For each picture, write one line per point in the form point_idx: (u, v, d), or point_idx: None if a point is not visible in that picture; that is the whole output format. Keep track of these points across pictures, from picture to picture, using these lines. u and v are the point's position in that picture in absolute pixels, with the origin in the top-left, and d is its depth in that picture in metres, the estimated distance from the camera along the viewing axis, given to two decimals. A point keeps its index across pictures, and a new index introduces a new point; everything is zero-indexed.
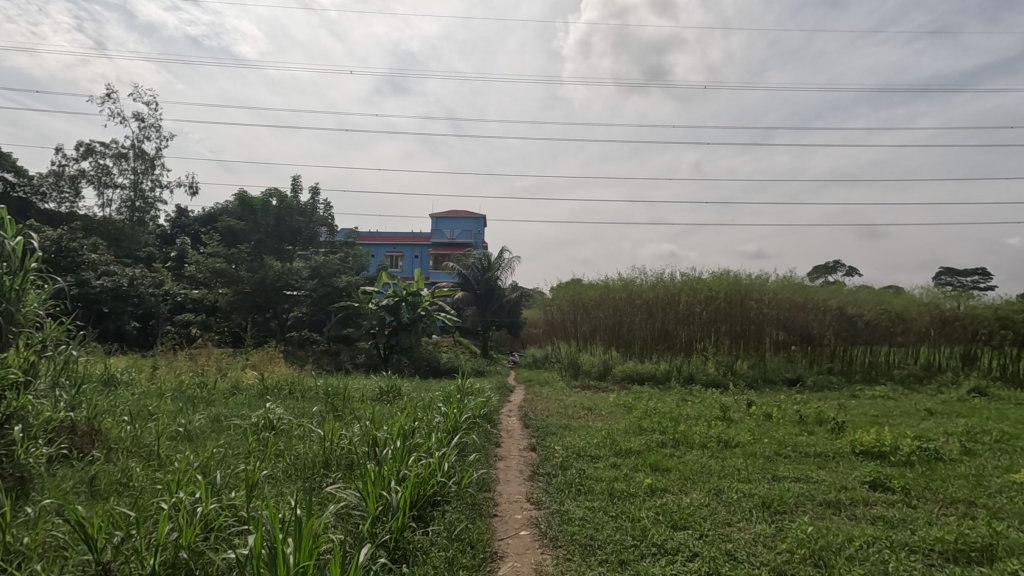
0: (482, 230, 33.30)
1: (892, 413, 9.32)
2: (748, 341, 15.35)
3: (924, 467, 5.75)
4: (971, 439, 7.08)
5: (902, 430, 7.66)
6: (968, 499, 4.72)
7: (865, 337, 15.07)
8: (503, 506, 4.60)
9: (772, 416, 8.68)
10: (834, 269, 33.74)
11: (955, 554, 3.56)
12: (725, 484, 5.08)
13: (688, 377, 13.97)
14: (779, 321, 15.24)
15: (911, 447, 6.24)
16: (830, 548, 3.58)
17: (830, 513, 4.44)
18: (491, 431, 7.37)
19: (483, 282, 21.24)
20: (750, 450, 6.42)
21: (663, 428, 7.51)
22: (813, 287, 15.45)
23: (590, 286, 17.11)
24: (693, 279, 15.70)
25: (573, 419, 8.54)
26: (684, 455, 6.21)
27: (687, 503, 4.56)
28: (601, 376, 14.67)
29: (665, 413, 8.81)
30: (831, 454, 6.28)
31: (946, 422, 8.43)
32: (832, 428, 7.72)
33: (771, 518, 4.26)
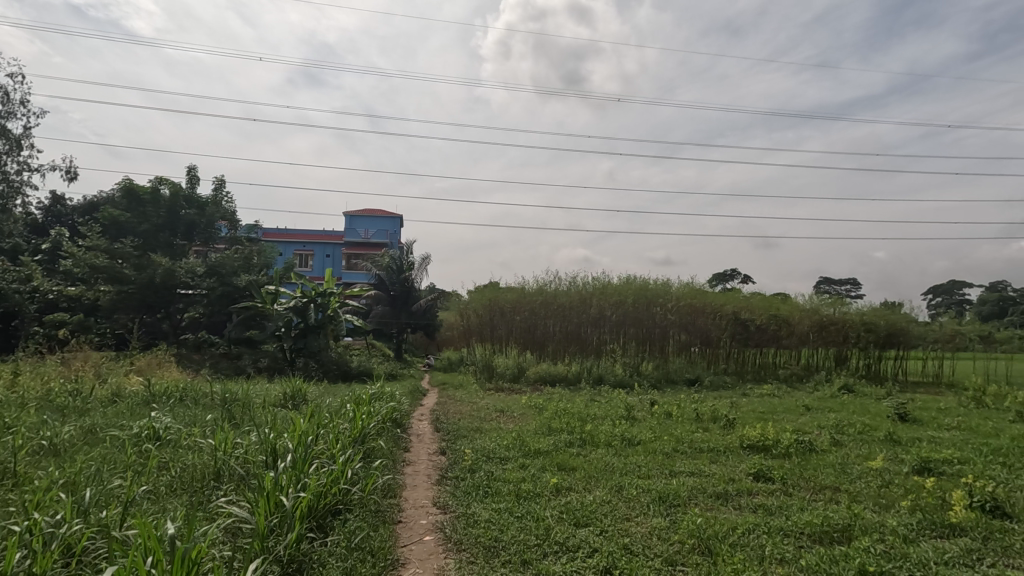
0: (398, 230, 32.66)
1: (777, 409, 10.19)
2: (653, 343, 16.27)
3: (799, 458, 6.34)
4: (839, 432, 7.90)
5: (782, 425, 8.41)
6: (834, 485, 5.27)
7: (755, 339, 16.49)
8: (410, 512, 4.51)
9: (672, 414, 9.22)
10: (730, 276, 36.59)
11: (821, 536, 3.95)
12: (626, 480, 5.31)
13: (597, 378, 14.53)
14: (682, 325, 16.25)
15: (790, 440, 6.87)
16: (716, 537, 3.84)
17: (718, 504, 4.78)
18: (401, 435, 7.22)
19: (399, 282, 20.85)
20: (651, 447, 6.76)
21: (571, 428, 7.74)
22: (712, 293, 16.60)
23: (506, 288, 17.05)
24: (603, 284, 16.33)
25: (485, 422, 8.58)
26: (590, 454, 6.42)
27: (590, 501, 4.70)
28: (515, 377, 14.91)
29: (574, 413, 9.10)
30: (722, 449, 6.76)
31: (820, 416, 9.36)
32: (724, 424, 8.35)
33: (666, 512, 4.51)
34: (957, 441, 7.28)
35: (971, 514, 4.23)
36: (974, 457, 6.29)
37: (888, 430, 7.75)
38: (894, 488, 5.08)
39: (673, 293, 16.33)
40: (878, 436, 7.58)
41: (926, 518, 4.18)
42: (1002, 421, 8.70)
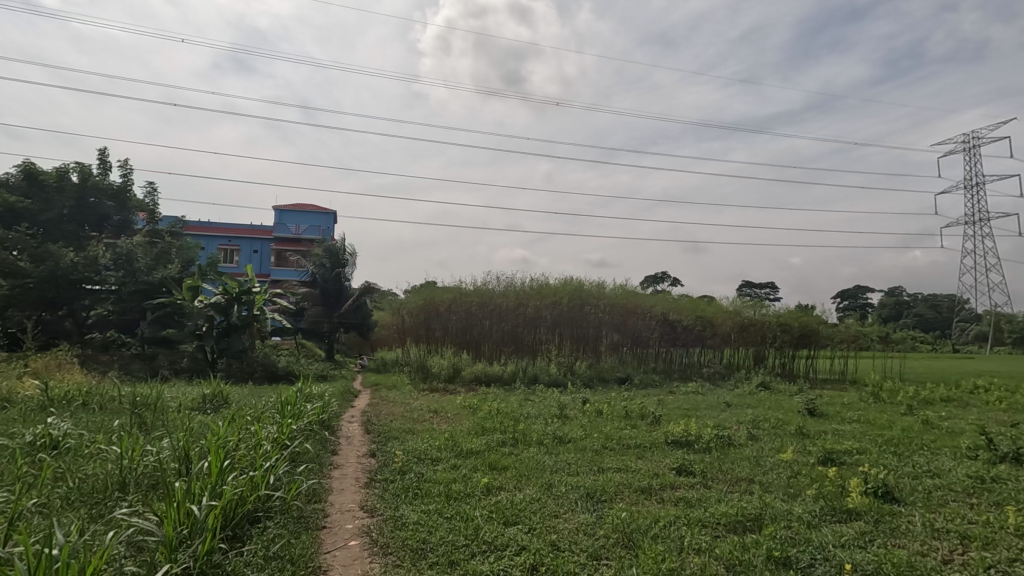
0: (331, 226, 31.67)
1: (700, 406, 10.70)
2: (586, 343, 16.65)
3: (719, 452, 6.68)
4: (755, 427, 8.38)
5: (705, 421, 8.82)
6: (748, 477, 5.60)
7: (682, 339, 17.46)
8: (335, 516, 4.39)
9: (603, 412, 9.49)
10: (661, 278, 38.08)
11: (735, 525, 4.18)
12: (555, 478, 5.41)
13: (532, 377, 14.69)
14: (614, 325, 16.76)
15: (710, 435, 7.23)
16: (639, 530, 3.99)
17: (643, 498, 4.96)
18: (329, 438, 7.00)
19: (334, 279, 20.29)
20: (581, 445, 6.91)
21: (503, 427, 7.78)
22: (643, 295, 17.25)
23: (443, 288, 16.82)
24: (540, 285, 16.54)
25: (418, 423, 8.46)
26: (522, 453, 6.48)
27: (520, 499, 4.74)
28: (450, 378, 14.79)
29: (507, 413, 9.17)
30: (648, 445, 7.03)
31: (739, 412, 9.93)
32: (651, 421, 8.69)
33: (593, 507, 4.63)
34: (857, 433, 7.92)
35: (865, 500, 4.61)
36: (870, 448, 6.86)
37: (798, 425, 8.31)
38: (801, 478, 5.46)
39: (605, 294, 16.80)
40: (789, 430, 8.12)
41: (828, 505, 4.51)
42: (896, 414, 9.54)
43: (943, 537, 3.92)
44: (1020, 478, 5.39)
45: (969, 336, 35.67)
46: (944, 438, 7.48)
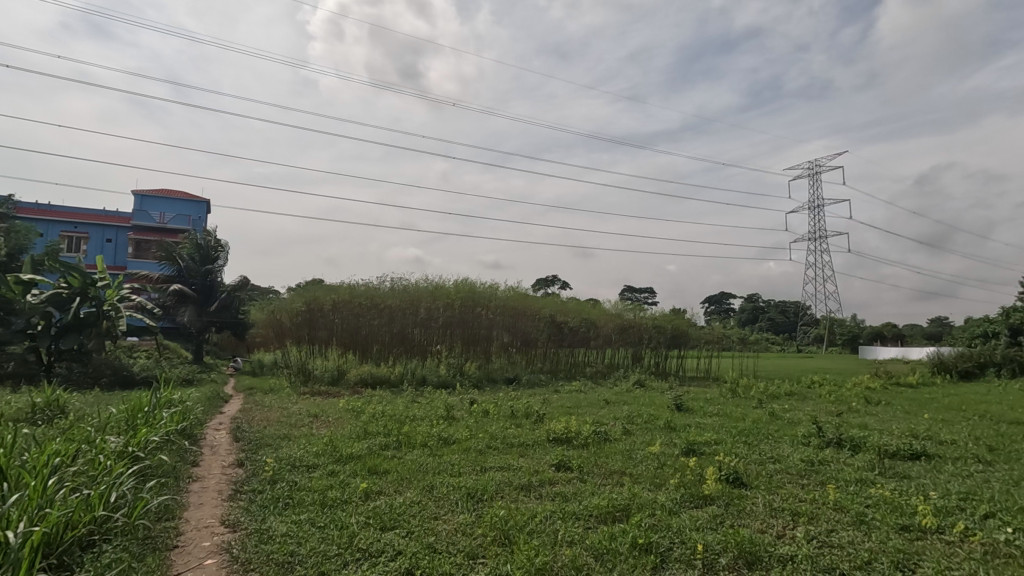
0: (203, 216, 28.77)
1: (581, 403, 11.22)
2: (477, 344, 16.67)
3: (595, 447, 7.04)
4: (629, 422, 8.95)
5: (584, 418, 9.26)
6: (620, 469, 5.95)
7: (568, 340, 18.04)
8: (190, 534, 4.00)
9: (489, 412, 9.62)
10: (551, 281, 39.39)
11: (605, 515, 4.42)
12: (437, 479, 5.37)
13: (420, 380, 14.48)
14: (504, 325, 17.02)
15: (588, 432, 7.61)
16: (516, 527, 4.08)
17: (522, 495, 5.08)
18: (189, 448, 6.36)
19: (200, 274, 18.48)
20: (465, 445, 6.94)
21: (387, 430, 7.58)
22: (532, 298, 17.76)
23: (329, 286, 15.99)
24: (431, 285, 16.35)
25: (294, 428, 7.97)
26: (404, 456, 6.35)
27: (399, 503, 4.65)
28: (334, 380, 14.20)
29: (392, 415, 8.95)
30: (530, 443, 7.23)
31: (616, 408, 10.57)
32: (534, 419, 8.95)
33: (473, 507, 4.66)
34: (715, 425, 8.76)
35: (719, 486, 5.10)
36: (725, 438, 7.61)
37: (667, 419, 9.02)
38: (666, 468, 5.91)
39: (497, 296, 17.01)
40: (659, 424, 8.78)
41: (687, 493, 4.92)
42: (748, 407, 10.72)
43: (778, 515, 4.44)
44: (841, 460, 6.28)
45: (809, 337, 40.94)
46: (785, 427, 8.51)
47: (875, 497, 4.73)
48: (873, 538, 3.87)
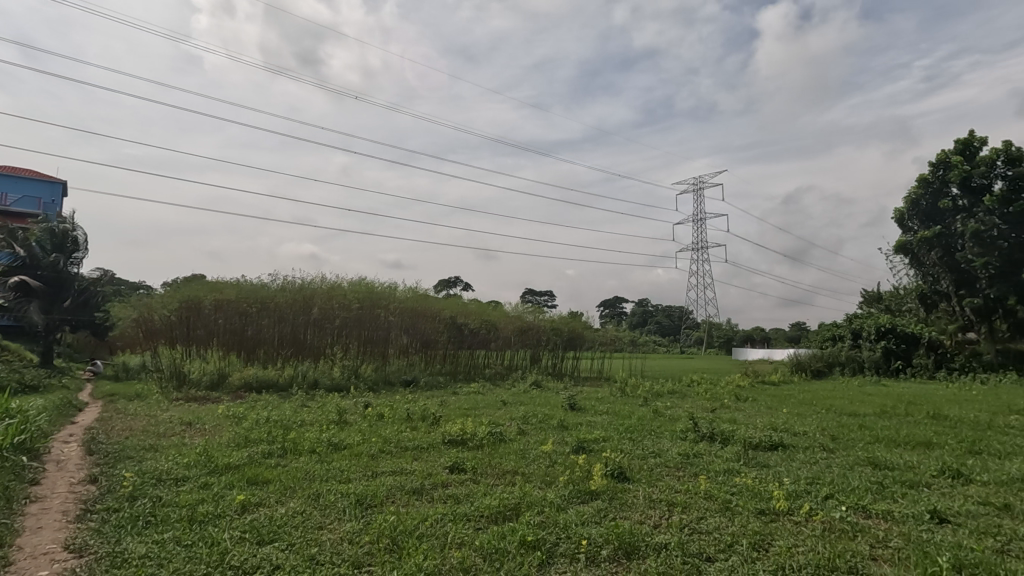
0: (57, 198, 25.77)
1: (478, 405, 11.29)
2: (375, 345, 16.16)
3: (490, 448, 7.12)
4: (525, 422, 9.14)
5: (481, 420, 9.32)
6: (513, 469, 6.06)
7: (468, 341, 18.13)
8: (23, 565, 3.47)
9: (384, 416, 9.37)
10: (453, 282, 39.34)
11: (496, 515, 4.47)
12: (324, 487, 5.13)
13: (312, 383, 13.76)
14: (404, 327, 16.69)
15: (484, 433, 7.67)
16: (405, 532, 4.01)
17: (413, 499, 5.00)
18: (27, 466, 5.52)
19: (48, 265, 16.18)
20: (357, 450, 6.70)
21: (272, 438, 7.11)
22: (433, 299, 17.63)
23: (211, 283, 14.70)
24: (327, 285, 15.62)
25: (163, 438, 7.23)
26: (289, 464, 5.99)
27: (280, 514, 4.38)
28: (213, 385, 13.09)
29: (278, 421, 8.42)
30: (425, 446, 7.15)
31: (512, 409, 10.78)
32: (430, 422, 8.87)
33: (362, 514, 4.51)
34: (605, 423, 9.20)
35: (605, 481, 5.35)
36: (612, 435, 8.01)
37: (560, 418, 9.34)
38: (557, 466, 6.11)
39: (397, 296, 16.65)
40: (553, 423, 9.06)
41: (575, 489, 5.12)
42: (635, 405, 11.40)
43: (656, 506, 4.75)
44: (713, 452, 6.86)
45: (691, 340, 44.37)
46: (666, 423, 9.13)
47: (739, 485, 5.22)
48: (736, 523, 4.26)
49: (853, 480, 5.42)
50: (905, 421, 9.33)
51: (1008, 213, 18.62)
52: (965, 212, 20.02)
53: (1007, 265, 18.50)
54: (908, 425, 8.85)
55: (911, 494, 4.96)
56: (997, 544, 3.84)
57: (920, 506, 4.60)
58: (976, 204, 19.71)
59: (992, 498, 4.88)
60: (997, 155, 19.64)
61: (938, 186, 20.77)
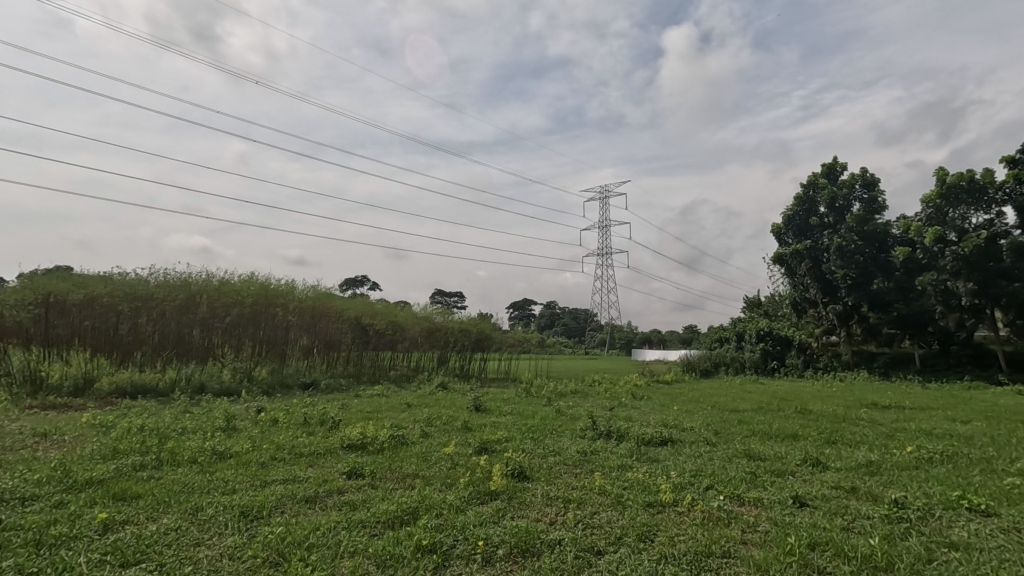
0: None
1: (382, 407, 11.00)
2: (273, 346, 15.23)
3: (391, 451, 6.95)
4: (428, 425, 9.03)
5: (383, 423, 9.08)
6: (413, 472, 5.95)
7: (373, 342, 17.67)
8: None
9: (279, 421, 8.84)
10: (360, 281, 38.20)
11: (393, 520, 4.36)
12: (205, 500, 4.74)
13: (198, 387, 12.67)
14: (303, 326, 15.93)
15: (385, 436, 7.48)
16: (294, 543, 3.80)
17: (305, 508, 4.74)
18: None
19: None
20: (245, 459, 6.27)
21: (145, 448, 6.46)
22: (336, 298, 17.02)
23: (74, 276, 12.84)
24: (215, 280, 14.48)
25: (9, 452, 6.30)
26: (165, 476, 5.47)
27: (150, 532, 3.97)
28: (77, 391, 11.63)
29: (155, 429, 7.67)
30: (321, 451, 6.83)
31: (417, 411, 10.62)
32: (329, 426, 8.50)
33: (246, 526, 4.21)
34: (509, 423, 9.33)
35: (505, 481, 5.41)
36: (515, 435, 8.13)
37: (465, 420, 9.32)
38: (458, 468, 6.09)
39: (295, 295, 15.85)
40: (457, 425, 9.02)
41: (475, 491, 5.11)
42: (539, 405, 11.67)
43: (553, 503, 4.88)
44: (608, 448, 7.18)
45: (595, 341, 46.27)
46: (567, 422, 9.43)
47: (630, 480, 5.50)
48: (626, 516, 4.48)
49: (730, 471, 5.89)
50: (777, 415, 10.31)
51: (863, 230, 21.22)
52: (830, 228, 22.56)
53: (862, 276, 21.03)
54: (779, 419, 9.81)
55: (778, 482, 5.49)
56: (844, 522, 4.35)
57: (784, 492, 5.11)
58: (839, 222, 22.29)
59: (842, 482, 5.53)
60: (855, 180, 22.43)
61: (808, 205, 23.26)
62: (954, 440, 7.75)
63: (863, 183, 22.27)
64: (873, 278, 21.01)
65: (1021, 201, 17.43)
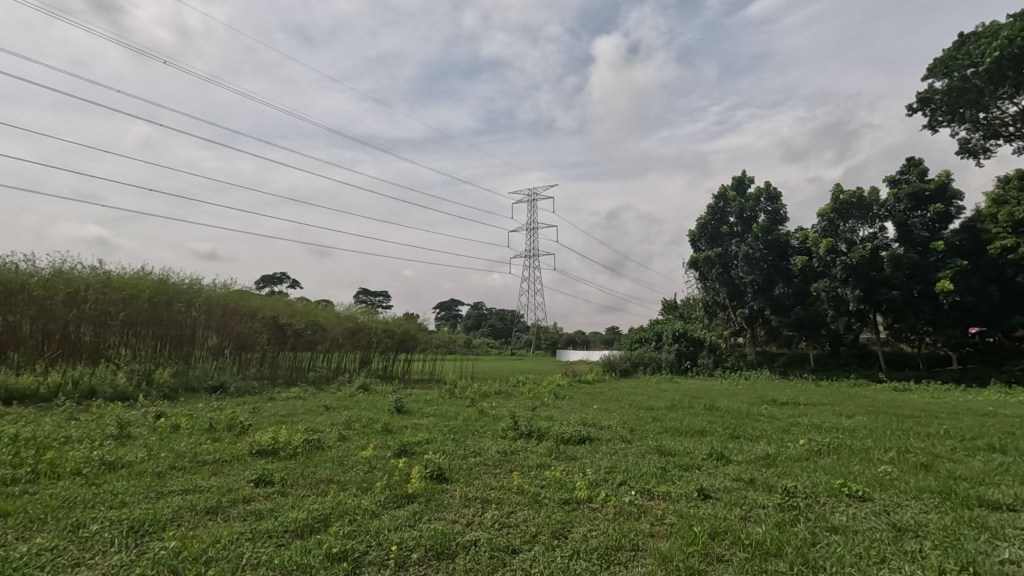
0: None
1: (298, 411, 10.54)
2: (177, 346, 14.12)
3: (305, 456, 6.66)
4: (346, 427, 8.75)
5: (298, 426, 8.70)
6: (328, 477, 5.74)
7: (291, 342, 17.00)
8: None
9: (181, 427, 8.23)
10: (278, 279, 36.49)
11: (302, 528, 4.18)
12: (89, 514, 4.32)
13: (87, 392, 11.50)
14: (212, 326, 14.95)
15: (298, 441, 7.16)
16: (189, 558, 3.55)
17: (205, 520, 4.43)
18: None
19: None
20: (139, 469, 5.78)
21: (19, 460, 5.78)
22: (249, 296, 16.11)
23: None
24: (104, 274, 12.84)
25: None
26: (42, 491, 4.93)
27: (18, 554, 3.55)
28: None
29: (33, 439, 6.89)
30: (227, 459, 6.42)
31: (336, 414, 10.26)
32: (238, 432, 8.02)
33: (136, 543, 3.87)
34: (431, 425, 9.24)
35: (423, 483, 5.34)
36: (436, 437, 8.06)
37: (385, 422, 9.11)
38: (375, 471, 5.94)
39: (201, 291, 14.76)
40: (376, 427, 8.80)
41: (392, 494, 5.01)
42: (462, 406, 11.63)
43: (471, 504, 4.87)
44: (528, 448, 7.28)
45: (522, 341, 46.85)
46: (490, 422, 9.47)
47: (548, 479, 5.59)
48: (542, 514, 4.56)
49: (642, 466, 6.15)
50: (688, 412, 10.90)
51: (768, 240, 22.85)
52: (738, 237, 24.14)
53: (766, 282, 22.64)
54: (690, 415, 10.37)
55: (686, 476, 5.80)
56: (743, 512, 4.65)
57: (690, 486, 5.40)
58: (746, 231, 23.93)
59: (742, 473, 5.93)
60: (761, 193, 24.16)
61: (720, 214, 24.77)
62: (840, 433, 8.52)
63: (768, 197, 24.04)
64: (775, 284, 22.70)
65: (900, 218, 19.47)
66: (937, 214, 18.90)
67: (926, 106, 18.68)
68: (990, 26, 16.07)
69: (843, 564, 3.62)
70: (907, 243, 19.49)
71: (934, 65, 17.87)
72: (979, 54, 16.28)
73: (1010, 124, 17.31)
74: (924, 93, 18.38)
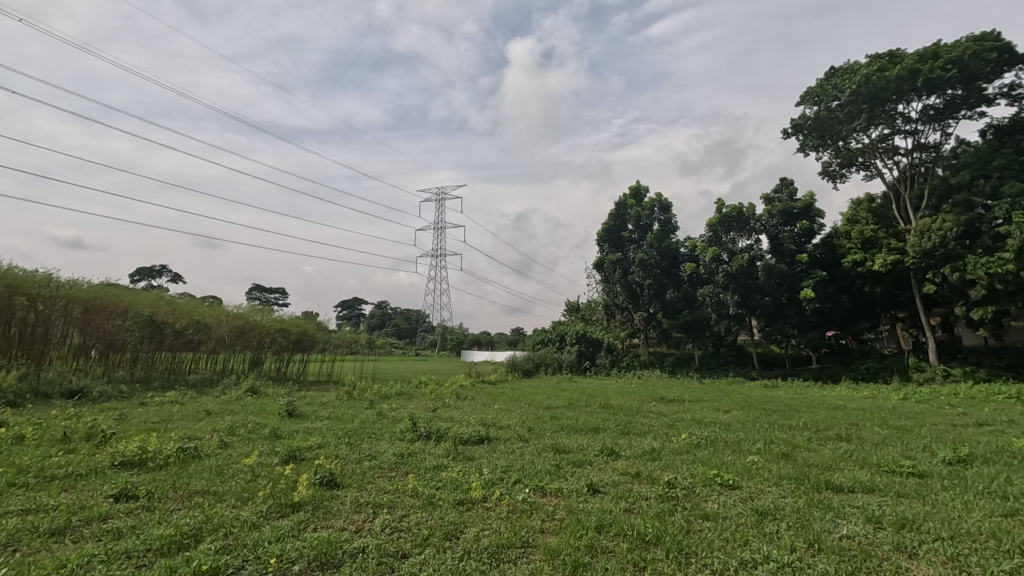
0: None
1: (173, 417, 9.62)
2: (25, 345, 12.32)
3: (177, 467, 6.09)
4: (229, 434, 8.13)
5: (173, 434, 7.96)
6: (203, 489, 5.29)
7: (169, 343, 15.51)
8: None
9: (28, 438, 7.20)
10: (158, 273, 33.25)
11: (168, 547, 3.80)
12: None
13: None
14: (72, 324, 13.24)
15: (171, 450, 6.53)
16: None
17: (50, 544, 3.90)
18: None
19: None
20: None
21: None
22: (121, 291, 14.47)
23: None
24: None
25: None
26: None
27: None
28: None
29: None
30: (83, 473, 5.70)
31: (218, 419, 9.50)
32: (98, 442, 7.16)
33: None
34: (324, 429, 8.84)
35: (311, 491, 5.07)
36: (329, 441, 7.72)
37: (273, 427, 8.57)
38: (258, 480, 5.56)
39: (57, 284, 12.90)
40: (263, 433, 8.25)
41: (275, 504, 4.72)
42: (360, 408, 11.24)
43: (361, 510, 4.71)
44: (426, 449, 7.19)
45: (427, 341, 46.28)
46: (388, 425, 9.26)
47: (443, 480, 5.55)
48: (434, 516, 4.51)
49: (537, 465, 6.29)
50: (584, 410, 11.32)
51: (662, 247, 24.33)
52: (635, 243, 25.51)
53: (658, 287, 24.09)
54: (586, 413, 10.78)
55: (577, 472, 6.02)
56: (627, 505, 4.90)
57: (580, 481, 5.61)
58: (642, 238, 25.38)
59: (629, 468, 6.27)
60: (655, 204, 25.72)
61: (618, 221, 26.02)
62: (716, 427, 9.25)
63: (661, 207, 25.62)
64: (666, 289, 24.22)
65: (772, 231, 21.54)
66: (803, 230, 21.16)
67: (798, 132, 20.81)
68: (852, 64, 18.22)
69: (713, 548, 3.93)
70: (778, 255, 21.61)
71: (807, 94, 19.93)
72: (842, 88, 18.43)
73: (863, 153, 19.75)
74: (797, 119, 20.44)
